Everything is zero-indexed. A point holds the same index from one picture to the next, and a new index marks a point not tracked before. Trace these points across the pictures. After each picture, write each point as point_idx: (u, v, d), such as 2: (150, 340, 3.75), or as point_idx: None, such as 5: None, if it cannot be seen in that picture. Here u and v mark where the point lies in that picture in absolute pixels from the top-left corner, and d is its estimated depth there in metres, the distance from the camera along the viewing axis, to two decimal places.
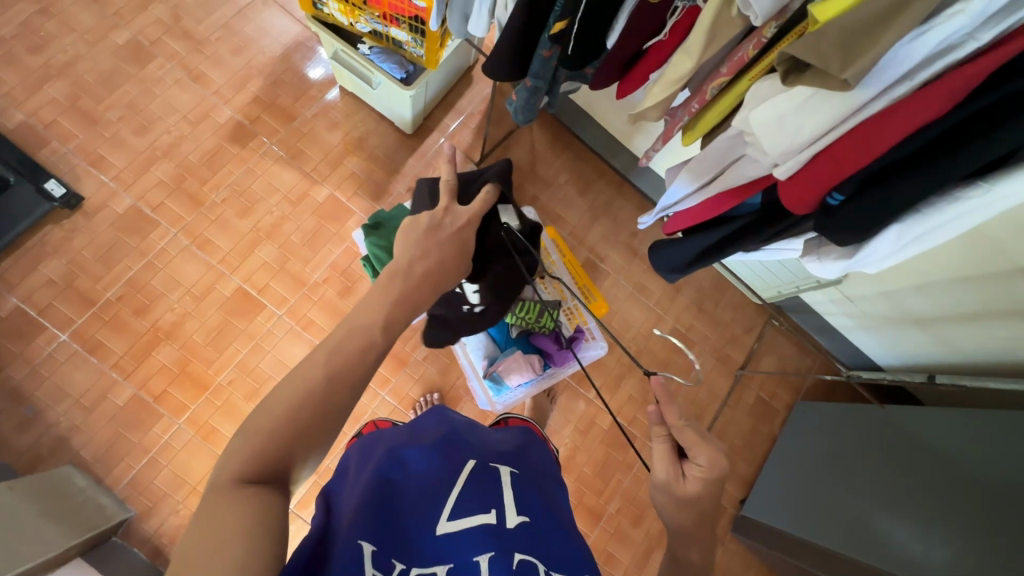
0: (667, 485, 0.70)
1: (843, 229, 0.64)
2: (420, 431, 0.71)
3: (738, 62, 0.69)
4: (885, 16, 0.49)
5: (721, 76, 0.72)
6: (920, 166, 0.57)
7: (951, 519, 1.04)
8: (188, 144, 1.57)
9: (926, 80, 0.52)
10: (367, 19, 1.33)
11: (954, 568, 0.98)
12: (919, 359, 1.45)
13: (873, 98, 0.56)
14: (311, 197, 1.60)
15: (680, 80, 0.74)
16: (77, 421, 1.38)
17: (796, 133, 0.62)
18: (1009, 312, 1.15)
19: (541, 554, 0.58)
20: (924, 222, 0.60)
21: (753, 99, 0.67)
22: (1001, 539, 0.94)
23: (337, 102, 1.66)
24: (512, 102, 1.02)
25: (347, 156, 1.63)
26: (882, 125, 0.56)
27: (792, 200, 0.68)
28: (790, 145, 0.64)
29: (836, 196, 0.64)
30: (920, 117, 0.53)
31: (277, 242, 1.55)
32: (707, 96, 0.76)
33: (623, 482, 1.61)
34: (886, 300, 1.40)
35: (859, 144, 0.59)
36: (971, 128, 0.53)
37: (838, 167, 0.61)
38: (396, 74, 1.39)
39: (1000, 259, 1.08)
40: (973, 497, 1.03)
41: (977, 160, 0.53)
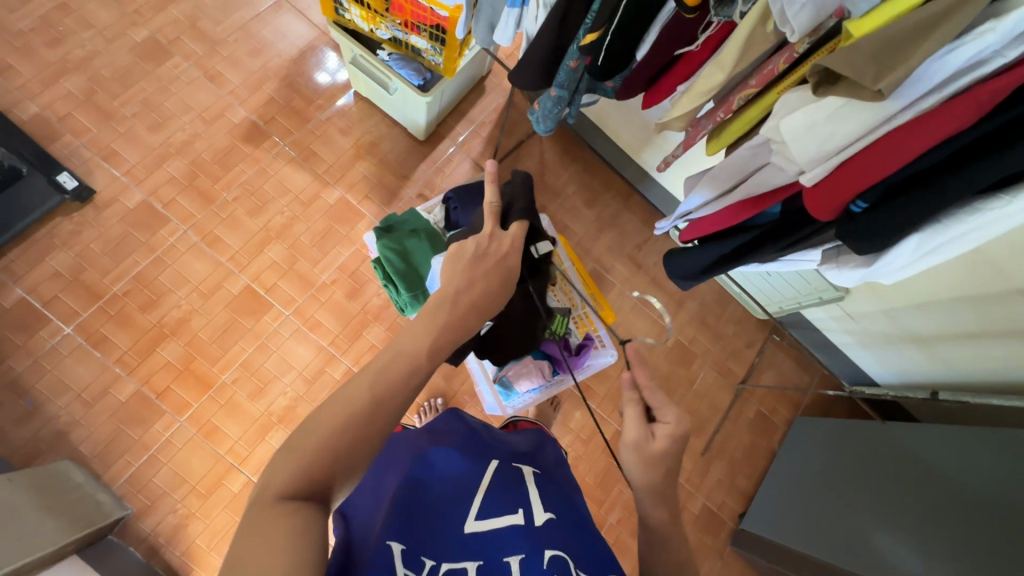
0: (636, 444, 0.70)
1: (863, 236, 0.67)
2: (439, 432, 0.72)
3: (767, 74, 0.72)
4: (918, 33, 0.52)
5: (749, 86, 0.75)
6: (942, 178, 0.59)
7: (945, 537, 1.06)
8: (202, 143, 1.58)
9: (954, 93, 0.55)
10: (387, 27, 1.35)
11: None
12: (917, 375, 1.48)
13: (901, 109, 0.59)
14: (322, 199, 1.60)
15: (710, 91, 0.77)
16: (77, 416, 1.36)
17: (825, 140, 0.65)
18: (1008, 332, 1.18)
19: (570, 551, 0.58)
20: (942, 233, 0.63)
21: (782, 109, 0.70)
22: (1006, 554, 0.94)
23: (350, 107, 1.68)
24: (535, 111, 1.06)
25: (359, 160, 1.65)
26: (909, 136, 0.59)
27: (816, 207, 0.70)
28: (817, 152, 0.67)
29: (860, 204, 0.67)
30: (945, 129, 0.56)
31: (287, 241, 1.56)
32: (733, 106, 0.79)
33: (624, 493, 1.61)
34: (886, 318, 1.43)
35: (885, 154, 0.61)
36: (993, 142, 0.55)
37: (863, 175, 0.64)
38: (413, 81, 1.41)
39: (996, 279, 1.12)
40: (978, 514, 1.03)
41: (996, 174, 0.55)
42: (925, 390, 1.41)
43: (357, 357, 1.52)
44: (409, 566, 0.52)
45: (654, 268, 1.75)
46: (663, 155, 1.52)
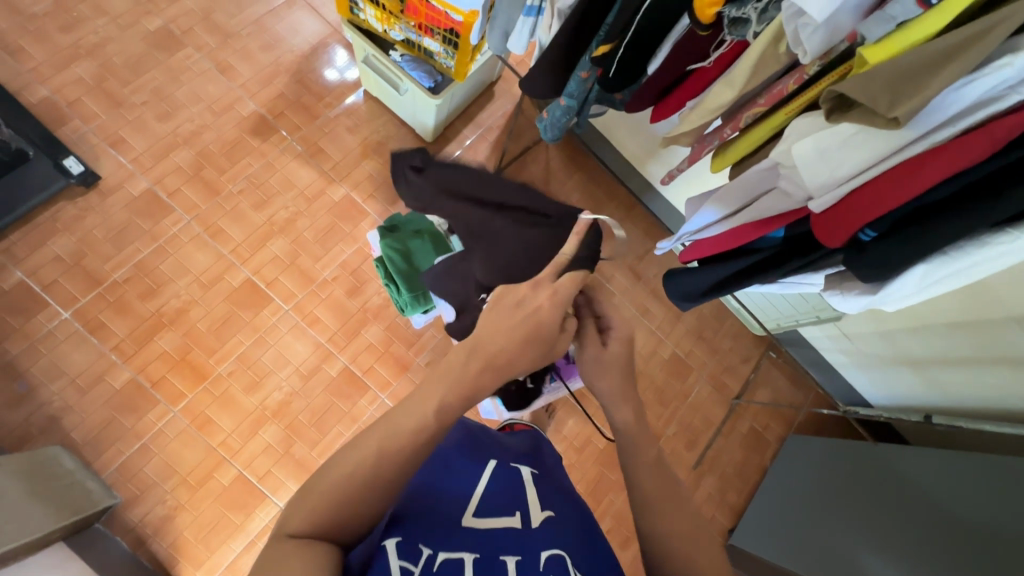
0: (593, 355, 0.75)
1: (868, 263, 0.68)
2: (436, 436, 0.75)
3: (776, 95, 0.73)
4: (934, 66, 0.54)
5: (757, 106, 0.76)
6: (951, 211, 0.60)
7: (934, 559, 1.06)
8: (210, 134, 1.58)
9: (967, 127, 0.56)
10: (401, 28, 1.36)
11: None
12: (911, 400, 1.49)
13: (914, 140, 0.60)
14: (327, 196, 1.61)
15: (718, 109, 0.78)
16: (71, 401, 1.36)
17: (837, 166, 0.67)
18: (1004, 360, 1.19)
19: (567, 551, 0.58)
20: (950, 265, 0.63)
21: (793, 133, 0.71)
22: None
23: (359, 106, 1.69)
24: (542, 119, 1.06)
25: (365, 159, 1.65)
26: (920, 169, 0.60)
27: (826, 234, 0.71)
28: (829, 178, 0.68)
29: (868, 232, 0.68)
30: (958, 161, 0.57)
31: (289, 236, 1.56)
32: (740, 124, 0.80)
33: (615, 503, 1.62)
34: (883, 341, 1.44)
35: (896, 185, 0.62)
36: (1001, 178, 0.56)
37: (875, 205, 0.64)
38: (424, 83, 1.42)
39: (993, 308, 1.13)
40: (967, 540, 1.04)
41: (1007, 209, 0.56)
42: (920, 416, 1.42)
43: (354, 355, 1.52)
44: (405, 559, 0.51)
45: (654, 280, 1.76)
46: (668, 169, 1.54)
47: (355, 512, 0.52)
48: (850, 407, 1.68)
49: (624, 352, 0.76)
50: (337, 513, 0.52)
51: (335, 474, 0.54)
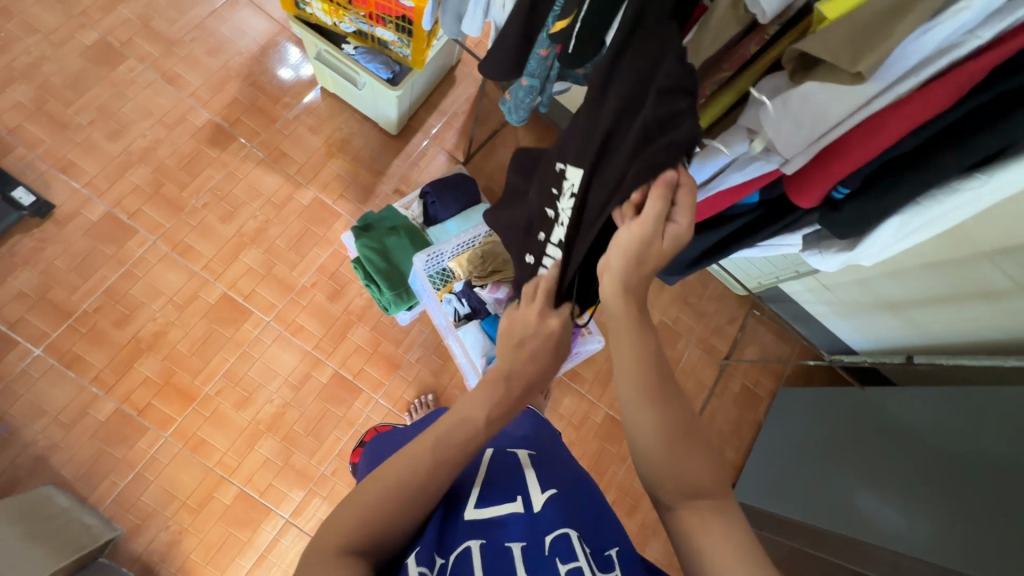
0: (639, 241, 0.59)
1: (842, 224, 0.72)
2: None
3: (739, 59, 0.73)
4: (894, 16, 0.53)
5: (722, 71, 0.75)
6: (924, 160, 0.62)
7: (926, 494, 1.10)
8: (165, 148, 1.52)
9: (929, 76, 0.56)
10: (351, 19, 1.31)
11: (940, 539, 1.03)
12: (891, 342, 1.54)
13: (880, 93, 0.58)
14: (296, 201, 1.57)
15: None
16: (56, 439, 1.32)
17: (805, 127, 0.64)
18: (978, 296, 1.22)
19: (573, 526, 0.59)
20: (921, 215, 0.67)
21: (761, 95, 0.71)
22: (983, 508, 0.99)
23: (318, 104, 1.63)
24: (507, 101, 1.05)
25: (330, 159, 1.61)
26: (889, 123, 0.60)
27: (800, 194, 0.72)
28: (797, 139, 0.66)
29: (841, 190, 0.70)
30: (926, 111, 0.58)
31: (262, 246, 1.52)
32: (705, 93, 0.78)
33: (618, 473, 1.65)
34: (861, 288, 1.47)
35: (868, 143, 0.63)
36: (963, 125, 0.59)
37: (847, 162, 0.65)
38: (382, 75, 1.38)
39: (967, 246, 1.16)
40: (957, 472, 1.07)
41: (976, 155, 0.58)
42: (903, 356, 1.48)
43: (343, 359, 1.50)
44: (423, 564, 0.50)
45: None
46: None
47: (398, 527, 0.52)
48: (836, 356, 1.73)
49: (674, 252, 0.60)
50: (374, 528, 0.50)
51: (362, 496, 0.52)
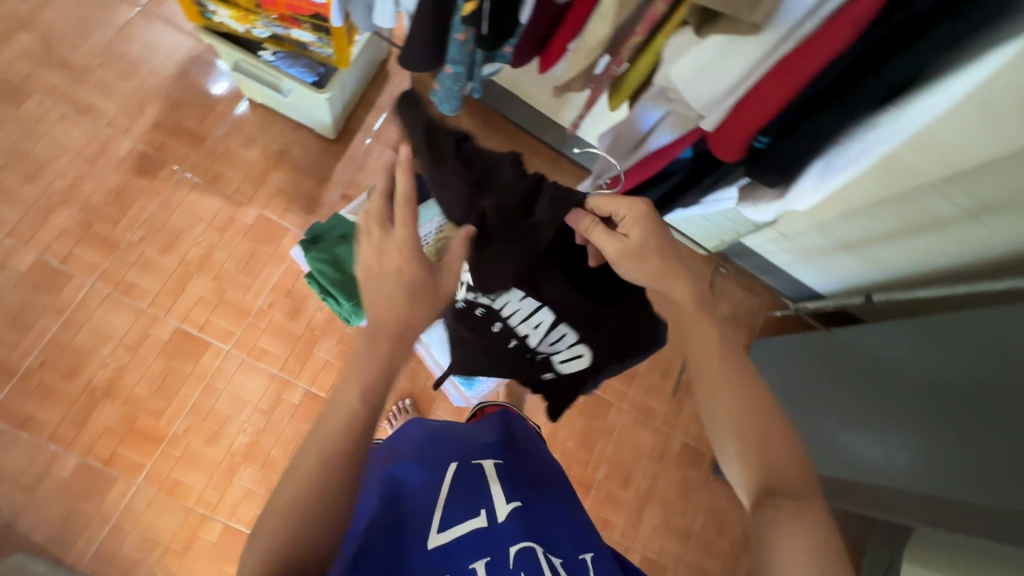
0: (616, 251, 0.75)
1: (768, 169, 0.73)
2: (392, 452, 0.72)
3: (652, 21, 0.66)
4: None
5: (636, 35, 0.69)
6: (840, 96, 0.62)
7: (900, 424, 1.13)
8: (90, 184, 1.44)
9: (825, 17, 0.57)
10: (264, 24, 1.24)
11: (920, 466, 1.05)
12: (852, 282, 1.57)
13: (781, 40, 0.61)
14: (239, 221, 1.50)
15: (598, 47, 0.72)
16: (20, 504, 1.26)
17: (717, 81, 0.68)
18: (927, 224, 1.25)
19: (537, 538, 0.60)
20: (843, 154, 0.68)
21: (671, 54, 0.69)
22: (956, 430, 1.01)
23: (249, 116, 1.56)
24: (436, 92, 1.01)
25: (269, 173, 1.54)
26: (796, 65, 0.60)
27: (723, 150, 0.73)
28: (714, 94, 0.69)
29: (762, 139, 0.71)
30: (826, 53, 0.58)
31: (210, 273, 1.46)
32: (625, 59, 0.73)
33: (606, 448, 1.67)
34: (818, 232, 1.49)
35: (778, 87, 0.63)
36: (870, 60, 0.58)
37: (761, 112, 0.66)
38: (307, 79, 1.32)
39: (909, 179, 1.17)
40: (927, 398, 1.10)
41: (886, 84, 0.58)
42: (862, 296, 1.48)
43: (313, 377, 1.46)
44: None
45: None
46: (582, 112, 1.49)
47: (317, 537, 0.50)
48: (803, 302, 1.75)
49: (643, 232, 0.75)
50: (292, 549, 0.48)
51: (276, 504, 0.51)
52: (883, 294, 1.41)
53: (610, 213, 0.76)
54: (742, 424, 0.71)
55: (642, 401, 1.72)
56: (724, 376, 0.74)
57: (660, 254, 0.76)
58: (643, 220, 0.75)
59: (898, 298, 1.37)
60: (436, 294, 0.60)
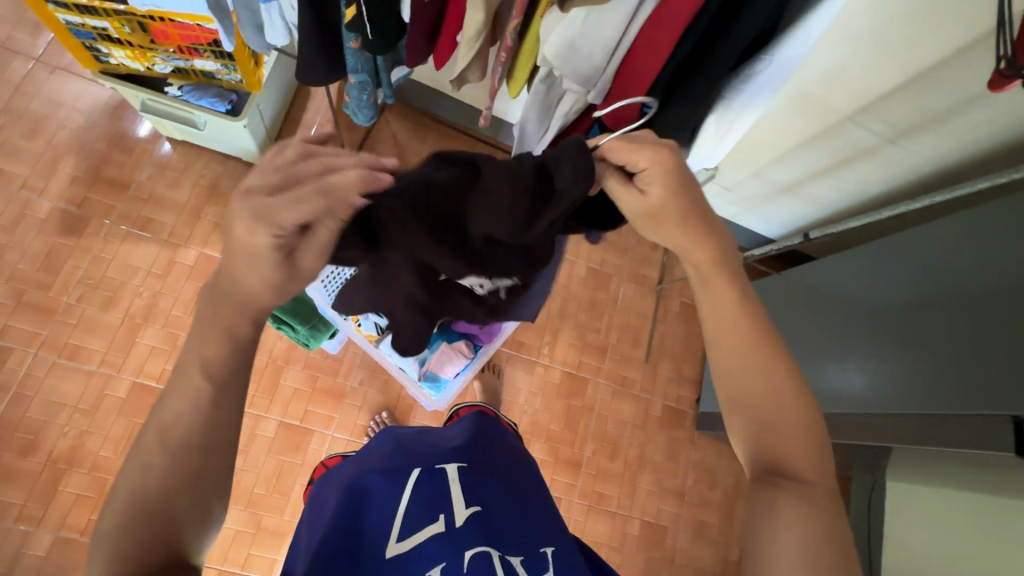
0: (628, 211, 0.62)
1: (664, 130, 0.77)
2: (366, 460, 0.74)
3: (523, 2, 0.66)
4: None
5: (513, 19, 0.69)
6: (711, 50, 0.67)
7: (859, 353, 1.16)
8: (14, 253, 1.38)
9: None
10: (163, 59, 1.20)
11: (885, 391, 1.08)
12: (795, 222, 1.61)
13: (640, 5, 0.64)
14: (179, 264, 1.46)
15: (478, 35, 0.71)
16: None
17: (590, 53, 0.69)
18: (851, 157, 1.28)
19: (496, 541, 0.61)
20: (734, 102, 0.76)
21: (549, 28, 0.72)
22: (913, 350, 1.04)
23: (171, 156, 1.51)
24: (348, 104, 0.99)
25: (202, 210, 1.50)
26: (660, 27, 0.64)
27: (617, 118, 0.77)
28: (591, 65, 0.71)
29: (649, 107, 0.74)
30: (684, 12, 0.61)
31: (158, 322, 1.42)
32: (509, 44, 0.73)
33: (590, 424, 1.69)
34: (756, 180, 1.51)
35: (666, 39, 0.64)
36: (727, 12, 0.63)
37: (641, 76, 0.69)
38: (220, 108, 1.28)
39: (828, 115, 1.19)
40: (882, 323, 1.13)
41: (747, 32, 0.63)
42: (802, 236, 1.51)
43: (284, 408, 1.44)
44: None
45: None
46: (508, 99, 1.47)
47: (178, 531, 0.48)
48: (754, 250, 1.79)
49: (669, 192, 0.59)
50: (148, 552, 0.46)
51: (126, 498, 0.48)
52: (820, 231, 1.44)
53: (629, 162, 0.59)
54: (751, 388, 0.58)
55: (617, 373, 1.74)
56: (751, 340, 0.59)
57: (689, 210, 0.60)
58: (667, 173, 0.58)
59: (834, 232, 1.40)
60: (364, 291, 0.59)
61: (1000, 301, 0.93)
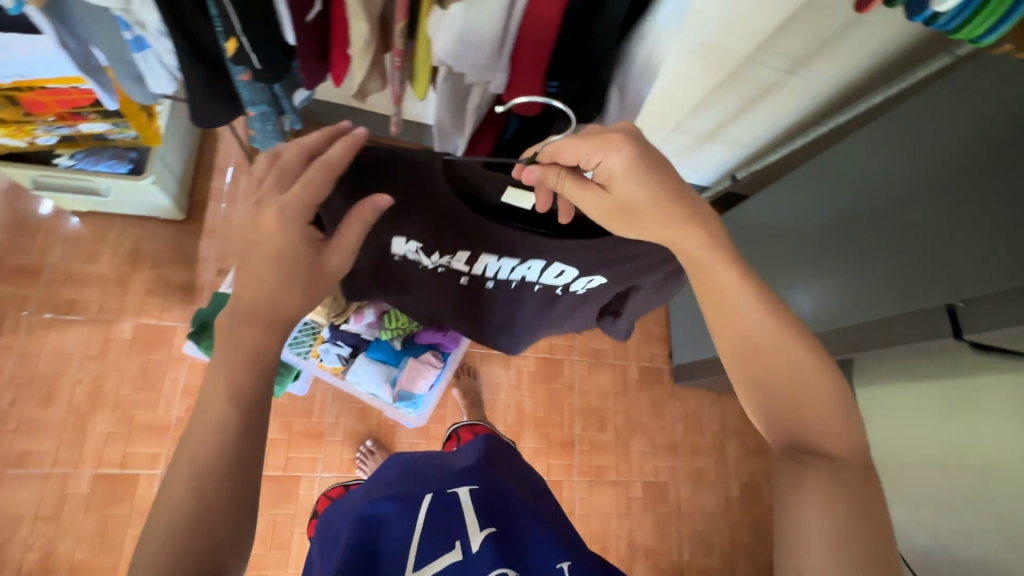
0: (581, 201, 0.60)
1: (571, 105, 0.76)
2: (373, 486, 0.73)
3: (404, 6, 0.63)
4: None
5: (399, 23, 0.65)
6: (594, 22, 0.67)
7: (813, 273, 1.19)
8: None
9: None
10: (45, 131, 1.11)
11: (842, 307, 1.11)
12: (724, 164, 1.66)
13: None
14: (117, 340, 1.38)
15: (368, 46, 0.66)
16: None
17: (480, 46, 0.67)
18: (759, 94, 1.33)
19: (513, 562, 0.60)
20: (629, 73, 0.75)
21: (435, 29, 0.69)
22: (859, 261, 1.08)
23: (83, 230, 1.43)
24: (254, 137, 0.94)
25: (129, 278, 1.42)
26: (542, 4, 0.63)
27: (527, 104, 0.75)
28: (485, 60, 0.69)
29: (553, 83, 0.75)
30: None
31: (108, 405, 1.34)
32: (399, 49, 0.68)
33: (573, 403, 1.71)
34: (678, 133, 1.55)
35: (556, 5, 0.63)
36: None
37: (538, 58, 0.68)
38: (121, 169, 1.21)
39: (730, 59, 1.23)
40: (825, 242, 1.17)
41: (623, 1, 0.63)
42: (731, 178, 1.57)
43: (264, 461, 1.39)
44: None
45: None
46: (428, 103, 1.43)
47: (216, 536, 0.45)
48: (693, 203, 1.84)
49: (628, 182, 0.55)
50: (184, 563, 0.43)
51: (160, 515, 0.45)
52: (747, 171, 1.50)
53: (578, 159, 0.56)
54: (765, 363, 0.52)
55: (590, 347, 1.77)
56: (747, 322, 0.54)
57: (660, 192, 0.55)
58: (625, 171, 0.55)
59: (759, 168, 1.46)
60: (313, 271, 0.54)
61: (921, 197, 0.98)
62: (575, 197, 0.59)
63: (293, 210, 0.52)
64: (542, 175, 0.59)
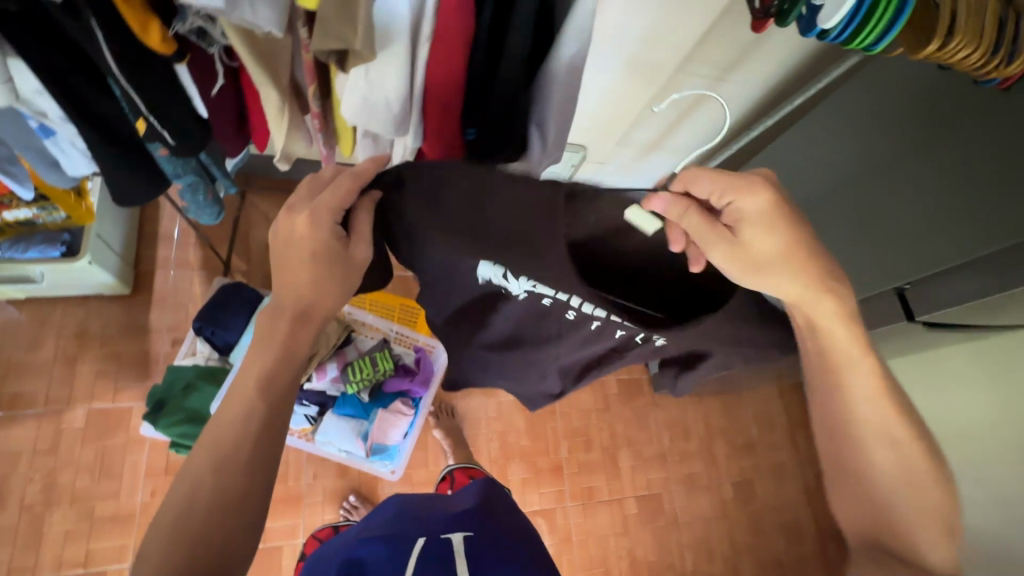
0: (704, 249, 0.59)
1: (494, 150, 0.75)
2: (365, 528, 0.69)
3: (309, 67, 0.61)
4: None
5: (308, 86, 0.64)
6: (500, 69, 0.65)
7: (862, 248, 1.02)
8: None
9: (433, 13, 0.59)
10: None
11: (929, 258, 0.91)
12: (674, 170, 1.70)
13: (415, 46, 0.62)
14: (69, 429, 1.31)
15: (281, 112, 0.64)
16: None
17: (386, 106, 0.66)
18: (694, 102, 1.36)
19: None
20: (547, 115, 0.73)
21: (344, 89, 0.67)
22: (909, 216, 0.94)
23: (22, 317, 1.36)
24: (187, 207, 0.91)
25: (77, 362, 1.35)
26: (442, 62, 0.63)
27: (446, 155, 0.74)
28: (394, 119, 0.68)
29: (471, 133, 0.74)
30: (460, 36, 0.60)
31: (64, 500, 1.26)
32: (317, 110, 0.69)
33: (557, 426, 1.69)
34: (624, 146, 1.57)
35: (457, 57, 0.62)
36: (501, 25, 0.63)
37: (448, 112, 0.68)
38: (53, 253, 1.15)
39: (659, 72, 1.26)
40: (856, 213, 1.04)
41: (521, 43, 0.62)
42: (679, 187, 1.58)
43: None
44: None
45: None
46: None
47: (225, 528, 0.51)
48: None
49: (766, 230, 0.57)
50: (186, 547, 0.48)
51: None
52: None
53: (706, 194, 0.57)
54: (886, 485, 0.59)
55: None
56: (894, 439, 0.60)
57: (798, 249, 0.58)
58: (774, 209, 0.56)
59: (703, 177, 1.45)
60: (345, 267, 0.57)
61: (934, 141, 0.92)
62: (709, 245, 0.57)
63: (323, 213, 0.55)
64: (671, 202, 0.58)
